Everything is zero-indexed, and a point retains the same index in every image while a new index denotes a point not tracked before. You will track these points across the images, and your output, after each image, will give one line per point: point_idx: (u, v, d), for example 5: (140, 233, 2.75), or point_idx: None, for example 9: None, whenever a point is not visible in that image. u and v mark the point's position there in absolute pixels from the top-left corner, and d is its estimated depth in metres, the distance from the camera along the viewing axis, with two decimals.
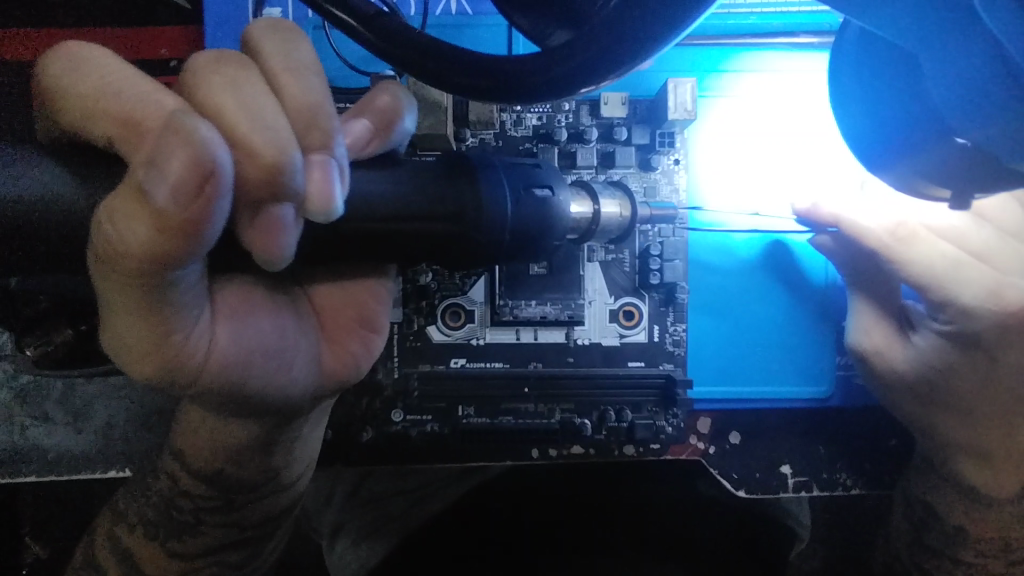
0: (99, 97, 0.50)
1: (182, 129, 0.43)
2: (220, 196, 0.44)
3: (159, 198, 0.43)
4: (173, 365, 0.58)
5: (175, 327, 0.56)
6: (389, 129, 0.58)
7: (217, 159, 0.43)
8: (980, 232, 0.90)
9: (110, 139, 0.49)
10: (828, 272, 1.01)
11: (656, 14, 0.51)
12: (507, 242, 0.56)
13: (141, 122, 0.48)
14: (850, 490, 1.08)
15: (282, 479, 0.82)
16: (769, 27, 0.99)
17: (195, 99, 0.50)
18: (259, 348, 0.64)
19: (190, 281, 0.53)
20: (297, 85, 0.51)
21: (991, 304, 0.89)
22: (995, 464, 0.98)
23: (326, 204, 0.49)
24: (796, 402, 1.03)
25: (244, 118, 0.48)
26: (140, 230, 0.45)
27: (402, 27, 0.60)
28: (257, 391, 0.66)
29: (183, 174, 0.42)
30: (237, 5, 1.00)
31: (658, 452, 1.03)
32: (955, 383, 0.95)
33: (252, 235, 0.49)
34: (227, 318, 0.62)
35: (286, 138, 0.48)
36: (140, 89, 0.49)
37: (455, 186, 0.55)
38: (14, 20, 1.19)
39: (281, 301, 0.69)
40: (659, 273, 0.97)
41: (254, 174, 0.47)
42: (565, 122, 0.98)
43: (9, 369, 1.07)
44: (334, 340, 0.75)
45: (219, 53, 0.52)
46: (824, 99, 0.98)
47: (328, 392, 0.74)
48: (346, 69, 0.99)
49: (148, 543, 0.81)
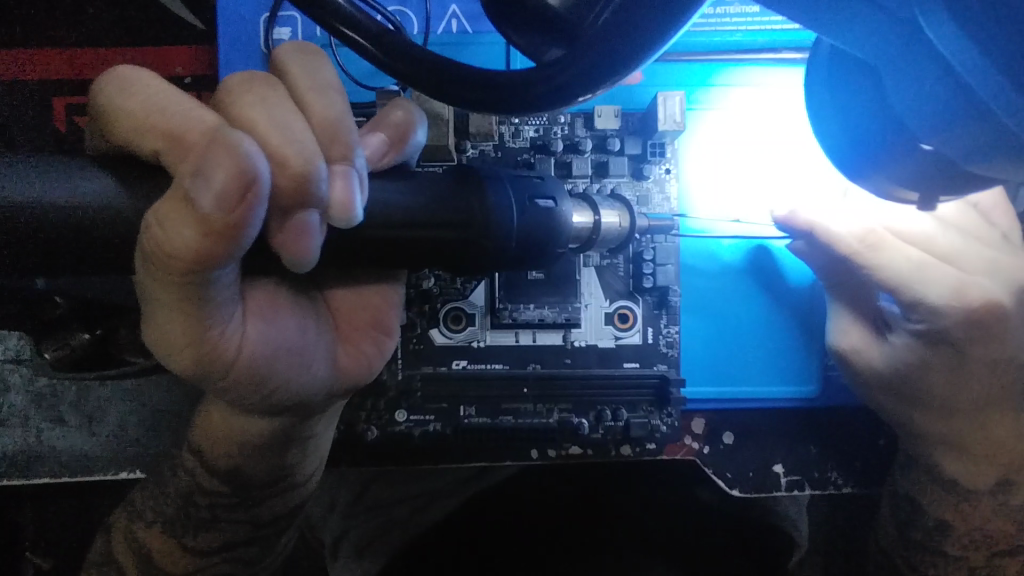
0: (150, 114, 0.54)
1: (228, 142, 0.48)
2: (258, 203, 0.48)
3: (205, 205, 0.47)
4: (207, 360, 0.61)
5: (210, 325, 0.59)
6: (403, 143, 0.63)
7: (258, 169, 0.48)
8: (947, 237, 0.96)
9: (157, 152, 0.53)
10: (807, 275, 1.05)
11: (635, 32, 0.53)
12: (506, 246, 0.61)
13: (186, 136, 0.52)
14: (841, 489, 1.12)
15: (296, 476, 0.86)
16: (754, 44, 1.04)
17: (231, 115, 0.54)
18: (284, 346, 0.68)
19: (226, 281, 0.56)
20: (323, 104, 0.56)
21: (954, 301, 0.92)
22: (971, 457, 1.00)
23: (347, 212, 0.53)
24: (790, 402, 1.06)
25: (275, 132, 0.52)
26: (185, 234, 0.48)
27: (407, 47, 0.64)
28: (278, 386, 0.69)
29: (226, 181, 0.47)
30: (253, 26, 1.06)
31: (654, 452, 1.05)
32: (927, 378, 0.98)
33: (283, 239, 0.53)
34: (257, 317, 0.66)
35: (313, 150, 0.52)
36: (185, 106, 0.54)
37: (467, 196, 0.60)
38: (35, 41, 1.25)
39: (303, 300, 0.73)
40: (651, 277, 1.01)
41: (285, 184, 0.51)
42: (561, 134, 1.02)
43: (27, 373, 1.11)
44: (345, 338, 0.79)
45: (250, 75, 0.57)
46: (802, 110, 1.03)
47: (341, 390, 0.78)
48: (353, 84, 1.04)
49: (165, 539, 0.84)
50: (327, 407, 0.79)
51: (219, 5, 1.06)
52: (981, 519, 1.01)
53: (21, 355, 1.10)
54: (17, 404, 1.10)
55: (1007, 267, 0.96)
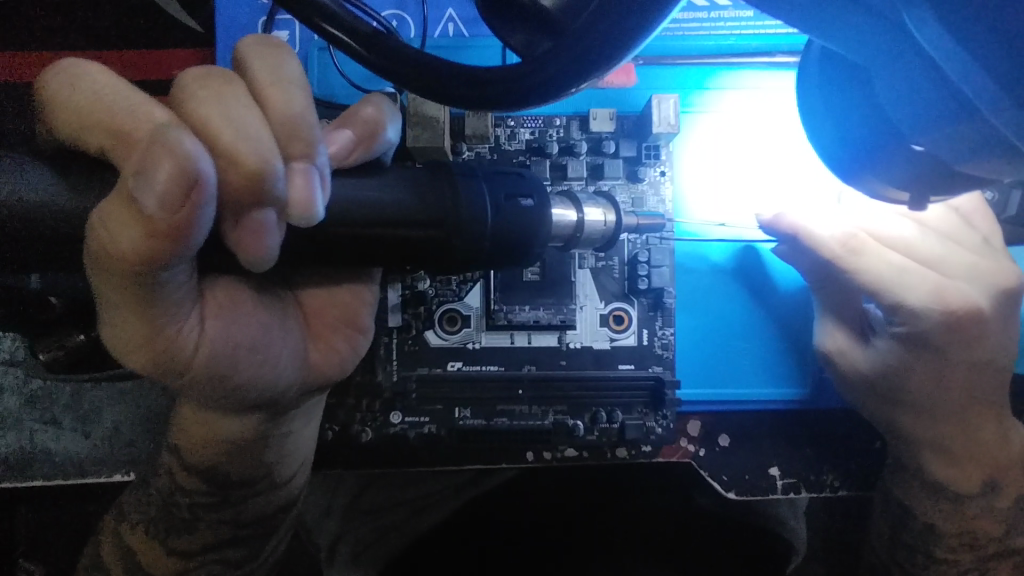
0: (94, 109, 0.52)
1: (168, 142, 0.46)
2: (203, 204, 0.48)
3: (147, 206, 0.47)
4: (163, 358, 0.61)
5: (166, 322, 0.59)
6: (372, 139, 0.62)
7: (201, 169, 0.47)
8: (926, 241, 0.98)
9: (104, 149, 0.52)
10: (796, 279, 1.05)
11: (610, 30, 0.54)
12: (483, 244, 0.61)
13: (131, 133, 0.50)
14: (836, 492, 1.11)
15: (276, 475, 0.85)
16: (746, 47, 1.05)
17: (184, 112, 0.53)
18: (245, 343, 0.68)
19: (178, 281, 0.56)
20: (282, 98, 0.54)
21: (936, 305, 0.94)
22: (958, 458, 1.00)
23: (308, 209, 0.53)
24: (771, 405, 1.06)
25: (228, 128, 0.51)
26: (130, 234, 0.49)
27: (399, 47, 0.65)
28: (241, 384, 0.69)
29: (167, 183, 0.46)
30: (251, 30, 1.07)
31: (649, 455, 1.05)
32: (910, 379, 0.99)
33: (237, 238, 0.53)
34: (215, 316, 0.65)
35: (269, 148, 0.51)
36: (131, 102, 0.52)
37: (449, 193, 0.60)
38: (35, 46, 1.25)
39: (271, 302, 0.73)
40: (647, 279, 1.01)
41: (236, 181, 0.50)
42: (556, 136, 1.03)
43: (21, 375, 1.11)
44: (317, 337, 0.80)
45: (207, 70, 0.54)
46: (794, 114, 1.04)
47: (312, 386, 0.79)
48: (349, 87, 1.05)
49: (149, 542, 0.83)
50: (303, 402, 0.80)
51: (217, 9, 1.07)
52: (973, 521, 1.00)
53: (16, 356, 1.10)
54: (10, 405, 1.10)
55: (988, 271, 0.96)
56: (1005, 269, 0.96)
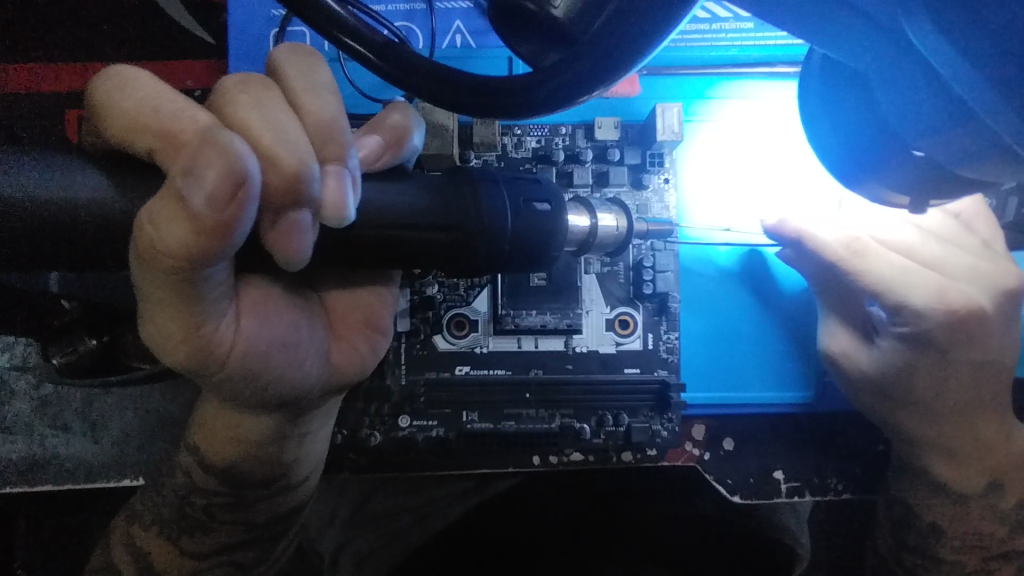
0: (140, 113, 0.54)
1: (218, 142, 0.49)
2: (249, 202, 0.50)
3: (196, 204, 0.48)
4: (203, 355, 0.63)
5: (205, 318, 0.61)
6: (399, 145, 0.64)
7: (248, 168, 0.49)
8: (928, 247, 0.99)
9: (150, 151, 0.54)
10: (801, 283, 1.07)
11: (618, 39, 0.56)
12: (500, 246, 0.63)
13: (177, 136, 0.52)
14: (840, 495, 1.11)
15: (292, 477, 0.86)
16: (747, 59, 1.07)
17: (225, 116, 0.55)
18: (276, 342, 0.69)
19: (218, 279, 0.58)
20: (316, 104, 0.57)
21: (938, 304, 0.95)
22: (961, 459, 1.01)
23: (339, 211, 0.55)
24: (780, 408, 1.07)
25: (267, 131, 0.53)
26: (178, 231, 0.50)
27: (412, 58, 0.67)
28: (272, 380, 0.70)
29: (217, 182, 0.48)
30: (263, 40, 1.09)
31: (655, 459, 1.06)
32: (915, 379, 0.99)
33: (274, 236, 0.54)
34: (250, 312, 0.67)
35: (305, 150, 0.53)
36: (176, 106, 0.54)
37: (464, 193, 0.63)
38: (47, 58, 1.27)
39: (298, 302, 0.75)
40: (651, 284, 1.03)
41: (277, 183, 0.52)
42: (562, 144, 1.05)
43: (31, 380, 1.12)
44: (340, 337, 0.81)
45: (244, 77, 0.58)
46: (795, 122, 1.06)
47: (334, 388, 0.80)
48: (360, 97, 1.07)
49: (162, 543, 0.84)
50: (322, 404, 0.81)
51: (230, 22, 1.10)
52: (978, 521, 1.01)
53: (28, 362, 1.11)
54: (21, 410, 1.11)
55: (988, 272, 0.97)
56: (1005, 271, 0.98)
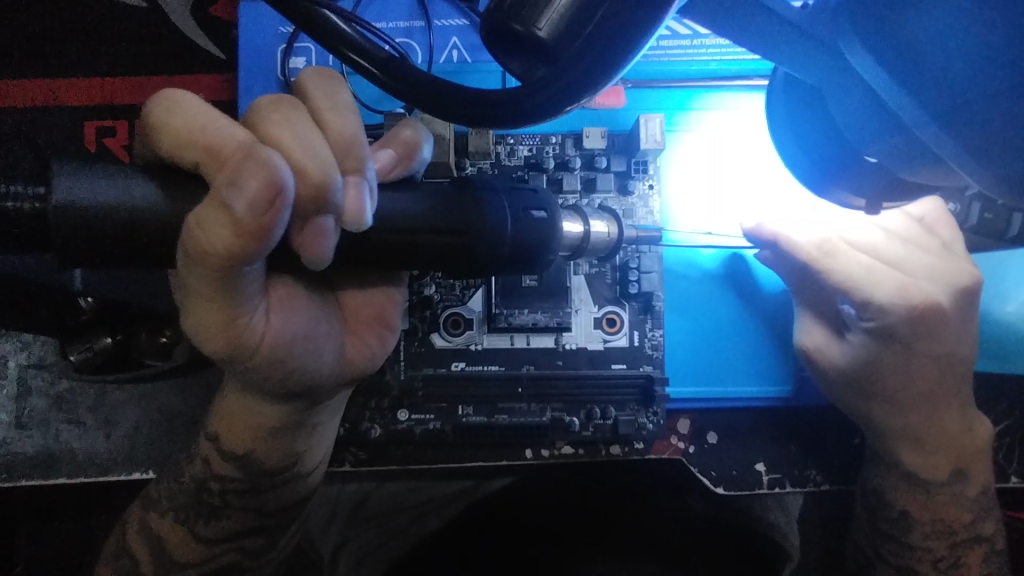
0: (189, 131, 0.60)
1: (260, 158, 0.55)
2: (284, 208, 0.55)
3: (238, 209, 0.54)
4: (237, 344, 0.69)
5: (241, 312, 0.67)
6: (410, 159, 0.70)
7: (284, 180, 0.55)
8: (892, 246, 1.05)
9: (196, 164, 0.60)
10: (778, 283, 1.13)
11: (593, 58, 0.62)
12: (500, 250, 0.69)
13: (221, 151, 0.58)
14: (819, 486, 1.17)
15: (302, 466, 0.91)
16: (728, 72, 1.14)
17: (260, 132, 0.61)
18: (300, 332, 0.75)
19: (253, 276, 0.64)
20: (340, 123, 0.63)
21: (901, 299, 1.01)
22: (929, 448, 1.06)
23: (359, 216, 0.60)
24: (756, 402, 1.13)
25: (298, 147, 0.59)
26: (221, 233, 0.55)
27: (409, 72, 0.72)
28: (296, 370, 0.76)
29: (258, 191, 0.54)
30: (271, 55, 1.16)
31: (642, 452, 1.12)
32: (883, 373, 1.04)
33: (301, 240, 0.60)
34: (279, 308, 0.73)
35: (330, 162, 0.59)
36: (219, 124, 0.60)
37: (467, 201, 0.68)
38: (64, 71, 1.34)
39: (319, 297, 0.80)
40: (637, 284, 1.09)
41: (304, 191, 0.58)
42: (552, 153, 1.11)
43: (47, 378, 1.18)
44: (353, 332, 0.86)
45: (277, 97, 0.64)
46: (761, 133, 1.12)
47: (346, 379, 0.85)
48: (362, 108, 1.13)
49: (177, 528, 0.89)
50: (335, 395, 0.86)
51: (240, 39, 1.16)
52: (944, 508, 1.06)
53: (47, 360, 1.17)
54: (38, 405, 1.16)
55: (946, 272, 1.03)
56: (961, 270, 1.04)
